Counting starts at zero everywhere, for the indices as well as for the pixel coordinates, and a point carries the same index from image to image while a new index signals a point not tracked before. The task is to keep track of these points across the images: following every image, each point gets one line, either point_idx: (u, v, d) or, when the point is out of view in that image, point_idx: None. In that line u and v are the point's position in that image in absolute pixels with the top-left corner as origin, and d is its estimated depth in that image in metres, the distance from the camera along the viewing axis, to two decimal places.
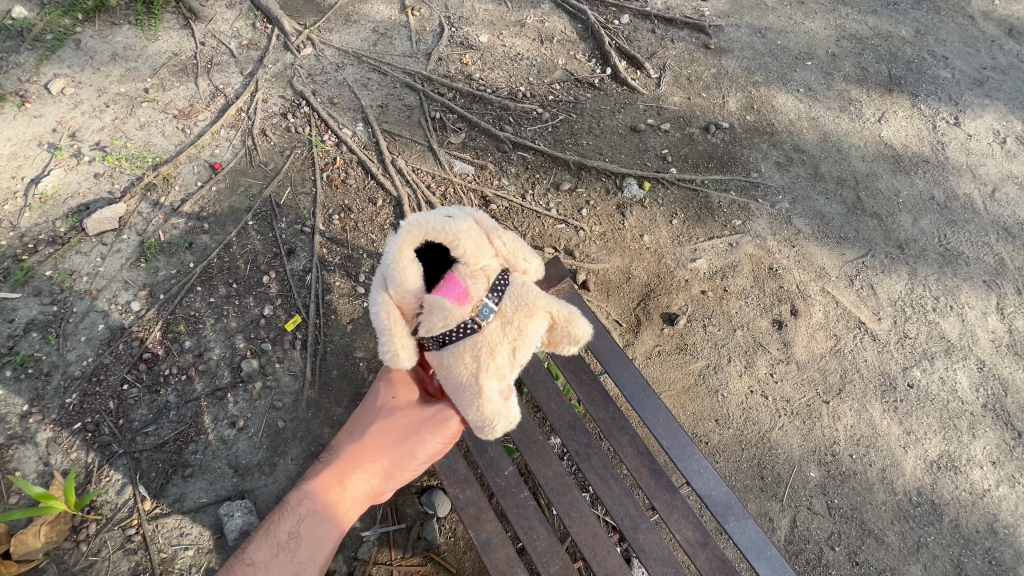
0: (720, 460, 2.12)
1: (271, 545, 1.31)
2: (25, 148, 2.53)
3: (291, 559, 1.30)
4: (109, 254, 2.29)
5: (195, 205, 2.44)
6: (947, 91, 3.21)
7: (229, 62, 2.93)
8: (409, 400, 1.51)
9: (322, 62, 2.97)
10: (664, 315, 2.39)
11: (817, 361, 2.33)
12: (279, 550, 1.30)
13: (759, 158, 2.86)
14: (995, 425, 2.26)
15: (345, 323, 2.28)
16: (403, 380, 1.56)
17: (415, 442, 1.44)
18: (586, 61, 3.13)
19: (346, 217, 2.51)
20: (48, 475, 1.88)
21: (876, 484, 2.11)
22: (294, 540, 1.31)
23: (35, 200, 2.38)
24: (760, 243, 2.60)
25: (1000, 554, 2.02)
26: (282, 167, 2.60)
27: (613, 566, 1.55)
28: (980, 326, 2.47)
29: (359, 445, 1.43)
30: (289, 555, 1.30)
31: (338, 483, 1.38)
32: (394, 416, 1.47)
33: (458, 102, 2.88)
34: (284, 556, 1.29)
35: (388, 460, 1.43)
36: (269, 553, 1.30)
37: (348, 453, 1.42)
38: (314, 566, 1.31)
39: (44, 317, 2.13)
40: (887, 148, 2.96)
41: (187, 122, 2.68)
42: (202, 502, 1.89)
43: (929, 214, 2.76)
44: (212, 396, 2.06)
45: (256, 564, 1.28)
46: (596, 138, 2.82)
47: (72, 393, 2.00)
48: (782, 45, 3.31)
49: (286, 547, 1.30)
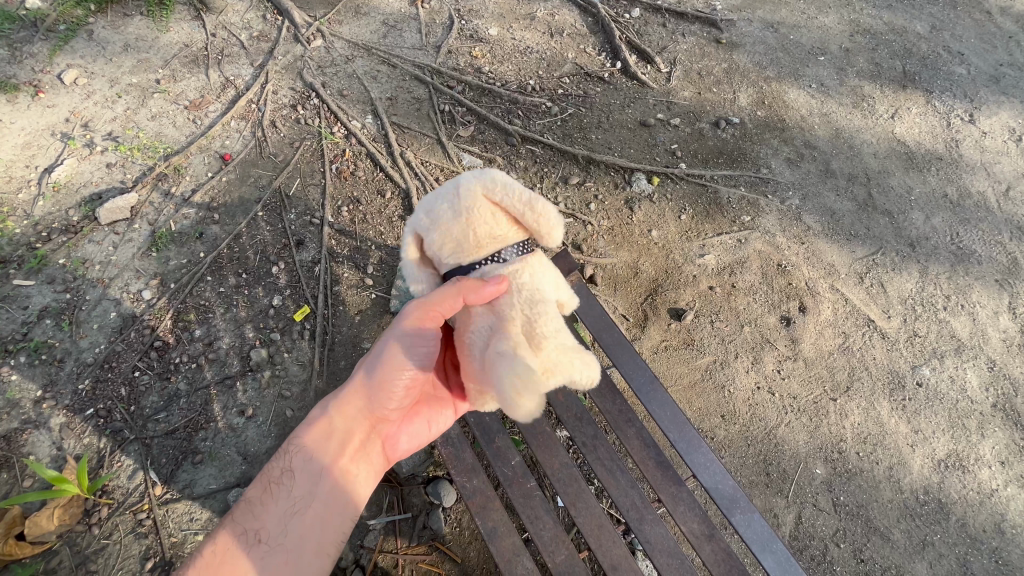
0: (726, 455, 2.12)
1: (265, 484, 1.47)
2: (39, 138, 2.55)
3: (283, 495, 1.45)
4: (121, 243, 2.31)
5: (205, 196, 2.46)
6: (963, 88, 3.17)
7: (240, 54, 2.94)
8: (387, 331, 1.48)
9: (332, 54, 2.97)
10: (672, 310, 2.39)
11: (825, 358, 2.32)
12: (273, 486, 1.46)
13: (769, 153, 2.84)
14: (1005, 425, 2.24)
15: (354, 314, 2.30)
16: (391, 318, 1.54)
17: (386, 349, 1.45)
18: (596, 54, 3.12)
19: (355, 209, 2.53)
20: (61, 459, 1.91)
21: (883, 482, 2.10)
22: (284, 477, 1.46)
23: (49, 189, 2.41)
24: (769, 240, 2.58)
25: (1007, 554, 2.01)
26: (292, 159, 2.62)
27: (619, 556, 1.56)
28: (992, 325, 2.45)
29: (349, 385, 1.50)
30: (281, 490, 1.45)
31: (321, 420, 1.51)
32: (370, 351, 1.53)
33: (467, 95, 2.88)
34: (278, 491, 1.45)
35: (366, 387, 1.49)
36: (263, 491, 1.45)
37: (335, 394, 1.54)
38: (311, 499, 1.46)
39: (57, 305, 2.16)
40: (900, 145, 2.93)
41: (197, 113, 2.70)
42: (211, 488, 1.92)
43: (942, 212, 2.73)
44: (222, 384, 2.09)
45: (253, 500, 1.44)
46: (605, 132, 2.81)
47: (85, 379, 2.03)
48: (795, 40, 3.28)
49: (279, 484, 1.46)
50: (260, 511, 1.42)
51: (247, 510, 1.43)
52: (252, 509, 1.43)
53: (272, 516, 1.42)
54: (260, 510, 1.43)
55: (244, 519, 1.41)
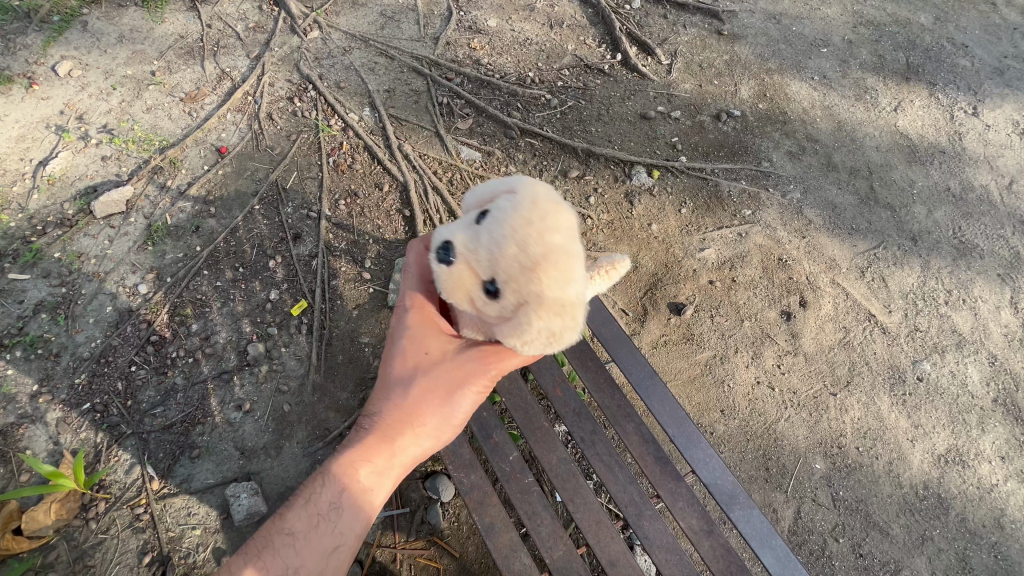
0: (725, 450, 2.11)
1: (310, 513, 1.24)
2: (33, 130, 2.52)
3: (330, 530, 1.24)
4: (116, 237, 2.29)
5: (202, 189, 2.44)
6: (966, 80, 3.14)
7: (236, 45, 2.90)
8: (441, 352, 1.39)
9: (329, 45, 2.94)
10: (671, 304, 2.37)
11: (826, 353, 2.31)
12: (318, 520, 1.24)
13: (771, 146, 2.81)
14: (1005, 419, 2.23)
15: (351, 308, 2.28)
16: (433, 322, 1.45)
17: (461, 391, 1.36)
18: (597, 46, 3.08)
19: (353, 202, 2.51)
20: (58, 454, 1.90)
21: (882, 477, 2.10)
22: (332, 511, 1.25)
23: (44, 182, 2.39)
24: (770, 234, 2.56)
25: (1006, 549, 2.01)
26: (289, 151, 2.59)
27: (616, 552, 1.55)
28: (993, 320, 2.43)
29: (403, 407, 1.33)
30: (329, 526, 1.24)
31: (381, 451, 1.32)
32: (432, 374, 1.35)
33: (466, 87, 2.85)
34: (325, 526, 1.24)
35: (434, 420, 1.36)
36: (308, 525, 1.23)
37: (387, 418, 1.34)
38: (357, 537, 1.29)
39: (53, 299, 2.14)
40: (903, 138, 2.90)
41: (193, 105, 2.67)
42: (209, 482, 1.92)
43: (944, 206, 2.71)
44: (219, 379, 2.08)
45: (295, 533, 1.22)
46: (605, 125, 2.78)
47: (81, 373, 2.02)
48: (798, 31, 3.24)
49: (326, 519, 1.24)
50: (303, 548, 1.21)
51: (287, 543, 1.21)
52: (294, 544, 1.21)
53: (315, 553, 1.21)
54: (301, 547, 1.21)
55: (285, 556, 1.19)
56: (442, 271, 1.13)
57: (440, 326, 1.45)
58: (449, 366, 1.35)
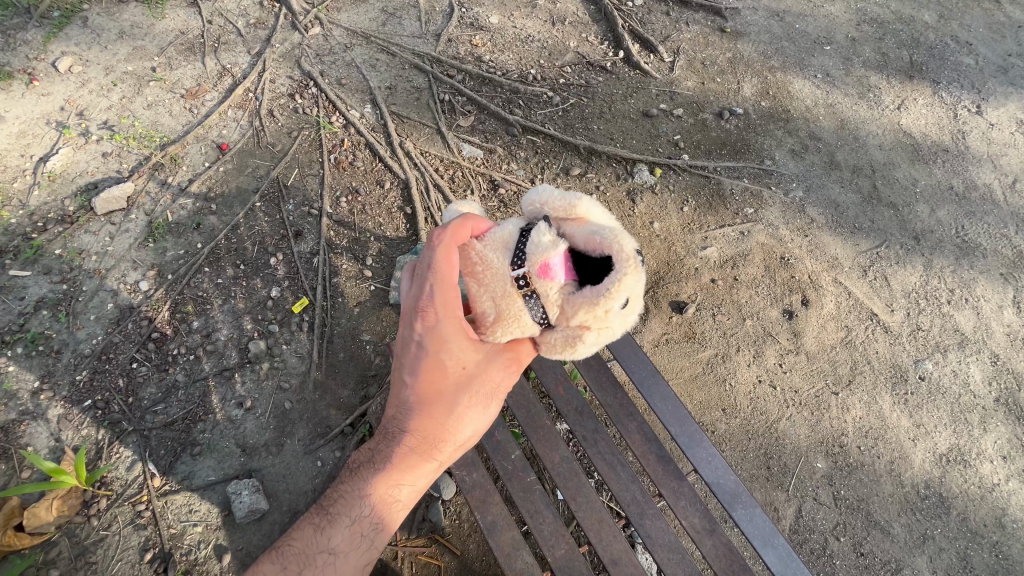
0: (727, 449, 2.11)
1: (352, 532, 1.28)
2: (34, 126, 2.52)
3: (372, 546, 1.30)
4: (117, 233, 2.29)
5: (203, 186, 2.43)
6: (970, 79, 3.12)
7: (237, 41, 2.89)
8: (475, 364, 1.36)
9: (330, 42, 2.92)
10: (673, 302, 2.37)
11: (828, 352, 2.31)
12: (360, 538, 1.28)
13: (773, 145, 2.80)
14: (1007, 419, 2.23)
15: (352, 306, 2.28)
16: (463, 328, 1.35)
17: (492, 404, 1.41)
18: (599, 43, 3.07)
19: (354, 200, 2.50)
20: (59, 451, 1.90)
21: (884, 476, 2.10)
22: (373, 528, 1.30)
23: (44, 178, 2.38)
24: (772, 232, 2.56)
25: (1007, 548, 2.01)
26: (290, 148, 2.58)
27: (619, 551, 1.55)
28: (996, 319, 2.43)
29: (439, 425, 1.34)
30: (371, 543, 1.29)
31: (416, 468, 1.33)
32: (466, 391, 1.35)
33: (468, 84, 2.84)
34: (366, 543, 1.29)
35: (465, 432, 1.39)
36: (349, 542, 1.27)
37: (422, 436, 1.34)
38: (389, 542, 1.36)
39: (54, 296, 2.14)
40: (905, 136, 2.89)
41: (194, 101, 2.66)
42: (210, 480, 1.92)
43: (947, 205, 2.70)
44: (220, 376, 2.07)
45: (339, 553, 1.26)
46: (607, 123, 2.78)
47: (82, 370, 2.02)
48: (801, 28, 3.23)
49: (368, 536, 1.29)
50: (349, 566, 1.26)
51: (331, 563, 1.24)
52: (338, 564, 1.25)
53: (361, 566, 1.28)
54: (341, 566, 1.25)
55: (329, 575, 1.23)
56: (633, 266, 1.24)
57: (469, 331, 1.38)
58: (485, 382, 1.38)
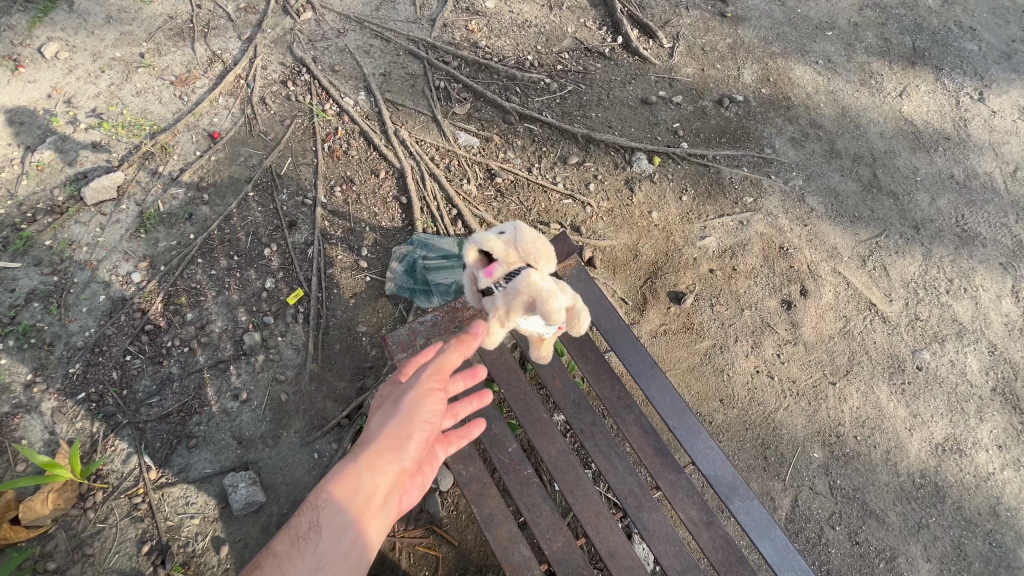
0: (724, 440, 2.11)
1: (294, 537, 1.20)
2: (20, 114, 2.46)
3: (308, 551, 1.16)
4: (108, 224, 2.25)
5: (194, 175, 2.39)
6: (973, 65, 3.08)
7: (227, 26, 2.82)
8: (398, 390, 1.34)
9: (323, 27, 2.86)
10: (671, 293, 2.35)
11: (825, 342, 2.30)
12: (298, 541, 1.19)
13: (773, 133, 2.77)
14: (1003, 408, 2.24)
15: (347, 297, 2.26)
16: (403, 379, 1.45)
17: (412, 404, 1.23)
18: (597, 29, 3.01)
19: (348, 189, 2.46)
20: (53, 444, 1.88)
21: (880, 466, 2.11)
22: (311, 532, 1.18)
23: (32, 168, 2.33)
24: (771, 221, 2.54)
25: (1001, 536, 2.03)
26: (283, 137, 2.54)
27: (615, 543, 1.55)
28: (994, 309, 2.42)
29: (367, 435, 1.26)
30: (307, 546, 1.17)
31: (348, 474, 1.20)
32: (387, 406, 1.29)
33: (464, 71, 2.78)
34: (305, 546, 1.17)
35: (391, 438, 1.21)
36: (290, 545, 1.19)
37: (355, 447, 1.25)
38: (339, 559, 1.15)
39: (45, 288, 2.11)
40: (907, 124, 2.86)
41: (184, 89, 2.60)
42: (207, 472, 1.91)
43: (948, 194, 2.68)
44: (215, 368, 2.06)
45: (280, 554, 1.17)
46: (605, 111, 2.73)
47: (75, 363, 2.00)
48: (802, 13, 3.17)
49: (306, 539, 1.18)
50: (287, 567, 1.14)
51: (273, 564, 1.16)
52: (279, 564, 1.15)
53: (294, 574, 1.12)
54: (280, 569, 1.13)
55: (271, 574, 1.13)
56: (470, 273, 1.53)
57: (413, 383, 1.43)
58: (404, 390, 1.29)
